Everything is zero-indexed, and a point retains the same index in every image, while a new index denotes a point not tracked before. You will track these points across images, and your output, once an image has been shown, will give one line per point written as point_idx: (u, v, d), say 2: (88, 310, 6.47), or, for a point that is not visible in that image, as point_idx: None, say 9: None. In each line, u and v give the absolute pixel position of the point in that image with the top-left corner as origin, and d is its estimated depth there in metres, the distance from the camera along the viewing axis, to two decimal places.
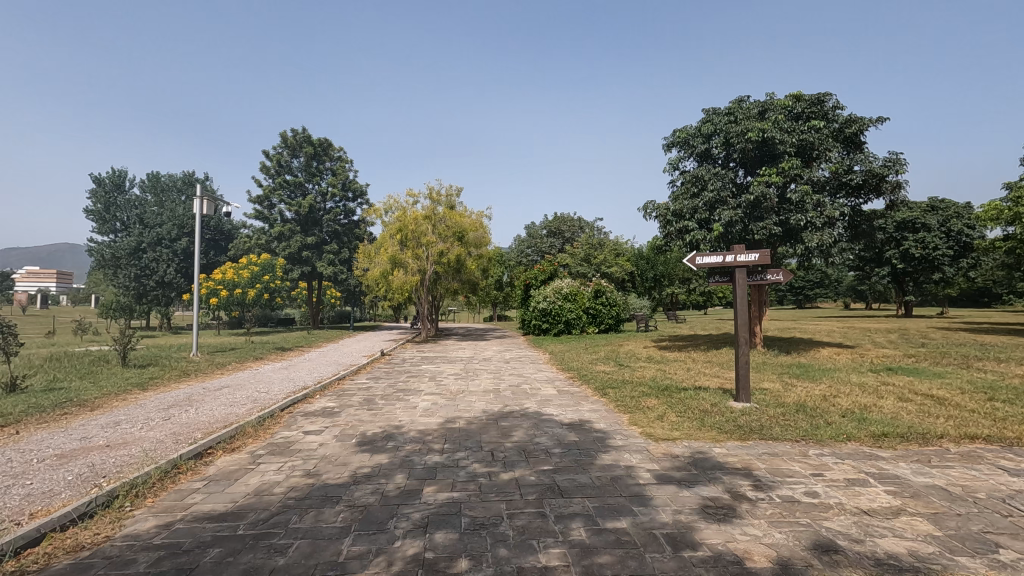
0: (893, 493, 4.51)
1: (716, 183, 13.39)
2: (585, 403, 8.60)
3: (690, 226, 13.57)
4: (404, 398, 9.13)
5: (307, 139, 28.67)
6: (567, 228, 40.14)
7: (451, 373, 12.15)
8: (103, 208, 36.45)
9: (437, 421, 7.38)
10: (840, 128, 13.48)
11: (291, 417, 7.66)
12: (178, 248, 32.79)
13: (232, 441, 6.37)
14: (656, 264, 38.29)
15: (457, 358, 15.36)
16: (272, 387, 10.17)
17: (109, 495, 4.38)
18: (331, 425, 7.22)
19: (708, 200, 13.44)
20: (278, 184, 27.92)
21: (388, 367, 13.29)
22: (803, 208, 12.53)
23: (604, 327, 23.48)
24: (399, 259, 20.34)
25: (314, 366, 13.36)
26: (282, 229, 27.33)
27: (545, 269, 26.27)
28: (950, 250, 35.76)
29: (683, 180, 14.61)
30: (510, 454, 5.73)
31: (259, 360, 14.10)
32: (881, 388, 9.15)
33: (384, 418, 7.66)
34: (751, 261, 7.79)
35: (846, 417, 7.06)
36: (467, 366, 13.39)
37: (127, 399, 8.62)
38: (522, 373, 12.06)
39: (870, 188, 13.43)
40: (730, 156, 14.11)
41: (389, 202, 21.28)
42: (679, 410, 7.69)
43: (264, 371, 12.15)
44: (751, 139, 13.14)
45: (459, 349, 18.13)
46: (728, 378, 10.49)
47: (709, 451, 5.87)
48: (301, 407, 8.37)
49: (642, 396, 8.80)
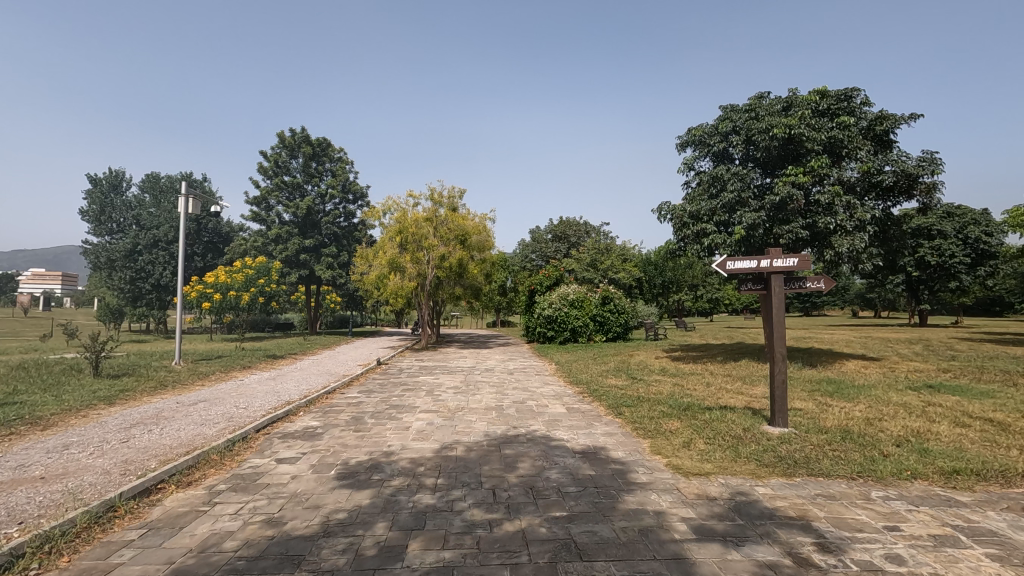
0: (999, 560, 3.57)
1: (737, 182, 12.48)
2: (599, 425, 7.65)
3: (709, 228, 12.61)
4: (397, 416, 8.20)
5: (305, 139, 27.88)
6: (573, 233, 39.18)
7: (450, 386, 11.21)
8: (99, 208, 35.67)
9: (431, 447, 6.45)
10: (869, 125, 12.61)
11: (266, 440, 6.73)
12: (174, 250, 31.97)
13: (191, 472, 5.45)
14: (664, 269, 37.25)
15: (458, 368, 14.42)
16: (255, 401, 9.27)
17: (10, 555, 3.49)
18: (311, 451, 6.31)
19: (728, 201, 12.51)
20: (276, 185, 27.21)
21: (383, 379, 12.35)
22: (833, 210, 11.61)
23: (611, 335, 22.55)
24: (398, 263, 19.53)
25: (304, 377, 12.42)
26: (279, 231, 26.62)
27: (550, 274, 25.38)
28: (967, 258, 34.68)
29: (700, 181, 13.71)
30: (515, 494, 4.80)
31: (246, 369, 13.18)
32: (929, 410, 8.18)
33: (371, 442, 6.73)
34: (790, 266, 6.90)
35: (904, 447, 6.13)
36: (468, 378, 12.45)
37: (87, 416, 7.72)
38: (527, 386, 11.12)
39: (902, 189, 12.53)
40: (750, 155, 13.22)
41: (388, 202, 20.35)
42: (706, 435, 6.76)
43: (249, 383, 11.26)
44: (775, 136, 12.26)
45: (461, 357, 17.18)
46: (755, 396, 9.52)
47: (752, 492, 4.93)
48: (280, 427, 7.45)
49: (662, 416, 7.86)
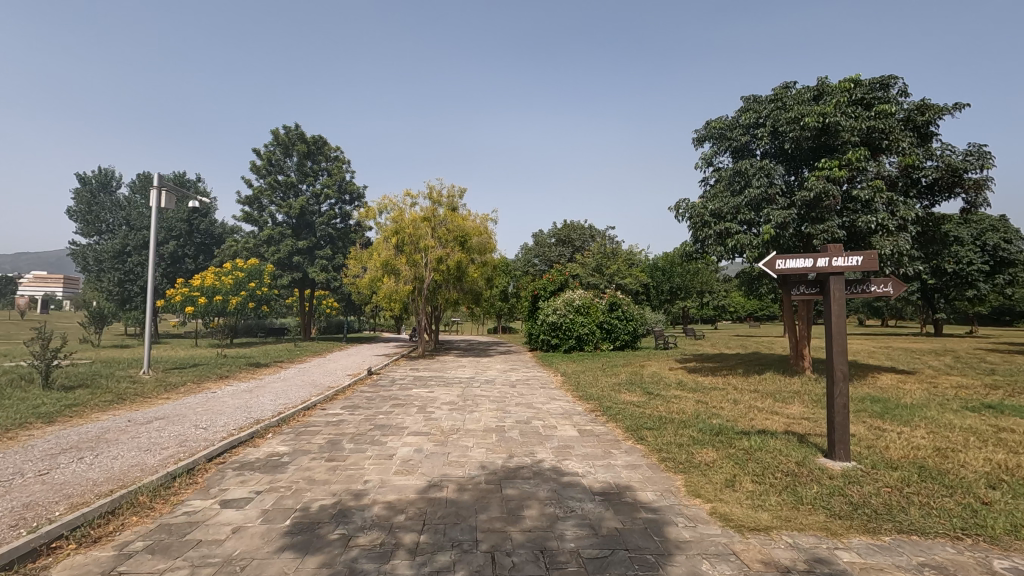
0: None
1: (763, 178, 11.29)
2: (618, 454, 6.40)
3: (733, 227, 11.39)
4: (381, 440, 6.96)
5: (300, 136, 26.79)
6: (577, 236, 37.98)
7: (446, 402, 9.97)
8: (87, 208, 34.51)
9: (416, 485, 5.23)
10: (910, 116, 11.46)
11: (217, 473, 5.53)
12: (164, 251, 30.83)
13: (106, 521, 4.25)
14: (672, 275, 36.02)
15: (456, 379, 13.17)
16: (219, 417, 8.07)
17: None
18: (268, 489, 5.09)
19: (753, 197, 11.31)
20: (269, 185, 26.16)
21: (372, 392, 11.11)
22: (873, 207, 10.42)
23: (619, 344, 21.30)
24: (394, 266, 18.40)
25: (284, 389, 11.18)
26: (271, 233, 25.55)
27: (554, 279, 24.24)
28: (985, 265, 33.46)
29: (720, 176, 12.49)
30: (522, 562, 3.60)
31: (223, 379, 11.95)
32: (1005, 437, 6.96)
33: (344, 476, 5.52)
34: (853, 266, 5.65)
35: (1002, 491, 4.94)
36: (466, 391, 11.22)
37: (13, 439, 6.52)
38: (532, 402, 9.91)
39: (944, 186, 11.41)
40: (776, 148, 12.03)
41: (385, 202, 19.21)
42: (752, 470, 5.54)
43: (221, 396, 10.01)
44: (808, 125, 11.02)
45: (460, 367, 15.98)
46: (794, 417, 8.30)
47: (835, 561, 3.71)
48: (239, 454, 6.23)
49: (693, 444, 6.62)
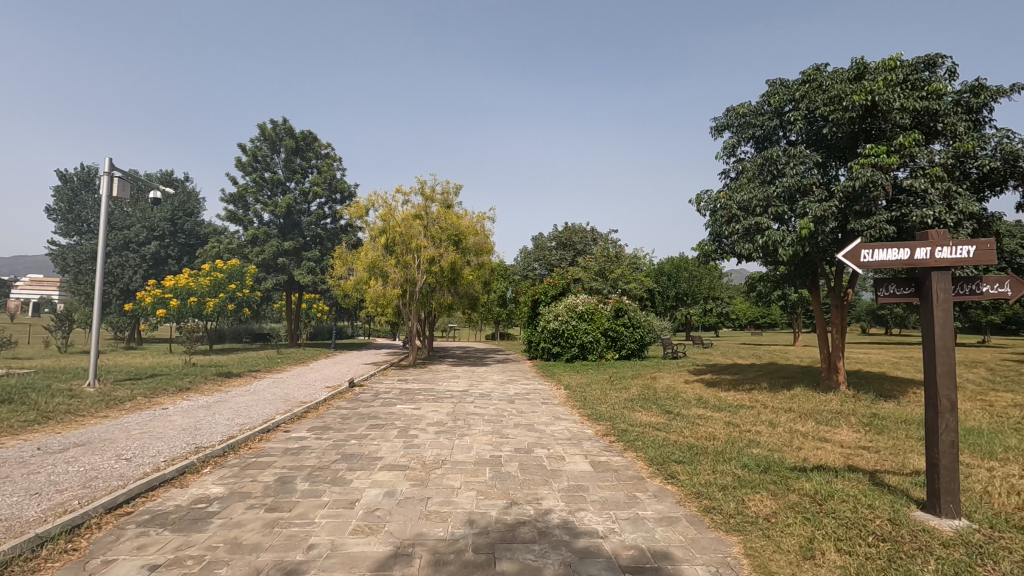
0: None
1: (799, 166, 9.96)
2: (647, 501, 4.99)
3: (766, 221, 10.01)
4: (345, 478, 5.50)
5: (288, 131, 25.43)
6: (579, 240, 36.55)
7: (433, 422, 8.52)
8: (68, 207, 32.62)
9: (378, 553, 3.80)
10: (964, 97, 10.10)
11: (112, 534, 4.08)
12: (146, 253, 29.58)
13: None
14: (678, 280, 34.50)
15: (446, 393, 11.70)
16: (153, 444, 6.59)
17: None
18: (170, 561, 3.64)
19: (787, 187, 9.97)
20: (254, 181, 24.77)
21: (350, 409, 9.65)
22: (927, 199, 9.04)
23: (625, 353, 19.90)
24: (381, 267, 16.94)
25: (248, 405, 9.69)
26: (256, 233, 24.17)
27: (556, 283, 22.74)
28: None
29: (747, 166, 11.16)
30: None
31: (181, 393, 10.47)
32: None
33: (284, 535, 4.08)
34: (964, 260, 4.27)
35: None
36: (458, 408, 9.75)
37: None
38: (535, 423, 8.51)
39: (1002, 178, 10.00)
40: (811, 134, 10.71)
41: (373, 197, 17.77)
42: (834, 533, 4.11)
43: (170, 415, 8.55)
44: (852, 106, 9.67)
45: (453, 378, 14.54)
46: (850, 447, 6.88)
47: None
48: (154, 502, 4.78)
49: (740, 486, 5.21)
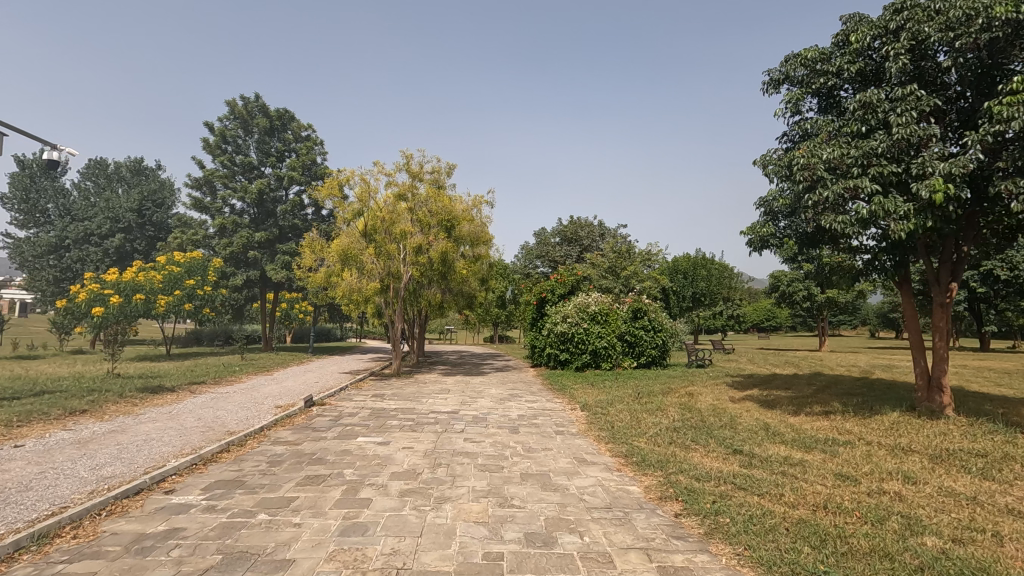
0: None
1: (911, 112, 7.29)
2: None
3: (868, 185, 7.30)
4: None
5: (261, 108, 22.80)
6: (585, 234, 33.77)
7: (400, 471, 5.73)
8: (24, 196, 29.60)
9: None
10: None
11: None
12: (108, 246, 26.70)
13: None
14: (695, 279, 31.68)
15: (429, 416, 8.94)
16: None
17: None
18: None
19: (895, 140, 7.30)
20: (222, 164, 21.98)
21: (292, 446, 6.86)
22: None
23: (644, 361, 17.22)
24: (356, 257, 14.17)
25: (146, 440, 6.85)
26: (223, 222, 21.38)
27: (564, 280, 20.01)
28: None
29: (829, 121, 8.41)
30: None
31: (64, 420, 7.63)
32: None
33: None
34: None
35: None
36: (441, 444, 7.00)
37: None
38: (551, 473, 5.74)
39: None
40: (917, 75, 7.97)
41: (348, 174, 15.07)
42: None
43: (10, 461, 5.70)
44: (991, 24, 6.95)
45: (442, 393, 11.80)
46: None
47: None
48: None
49: None
